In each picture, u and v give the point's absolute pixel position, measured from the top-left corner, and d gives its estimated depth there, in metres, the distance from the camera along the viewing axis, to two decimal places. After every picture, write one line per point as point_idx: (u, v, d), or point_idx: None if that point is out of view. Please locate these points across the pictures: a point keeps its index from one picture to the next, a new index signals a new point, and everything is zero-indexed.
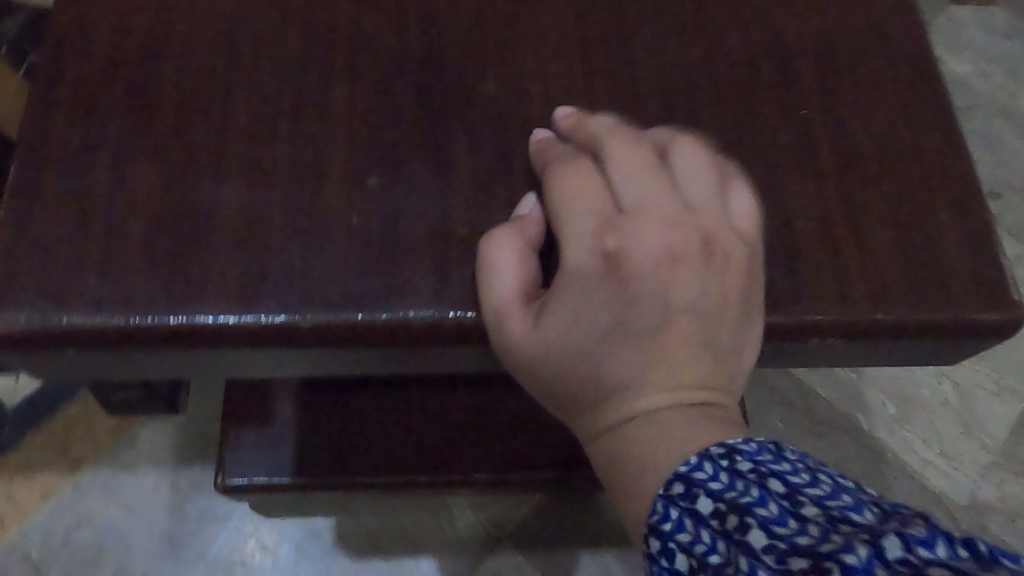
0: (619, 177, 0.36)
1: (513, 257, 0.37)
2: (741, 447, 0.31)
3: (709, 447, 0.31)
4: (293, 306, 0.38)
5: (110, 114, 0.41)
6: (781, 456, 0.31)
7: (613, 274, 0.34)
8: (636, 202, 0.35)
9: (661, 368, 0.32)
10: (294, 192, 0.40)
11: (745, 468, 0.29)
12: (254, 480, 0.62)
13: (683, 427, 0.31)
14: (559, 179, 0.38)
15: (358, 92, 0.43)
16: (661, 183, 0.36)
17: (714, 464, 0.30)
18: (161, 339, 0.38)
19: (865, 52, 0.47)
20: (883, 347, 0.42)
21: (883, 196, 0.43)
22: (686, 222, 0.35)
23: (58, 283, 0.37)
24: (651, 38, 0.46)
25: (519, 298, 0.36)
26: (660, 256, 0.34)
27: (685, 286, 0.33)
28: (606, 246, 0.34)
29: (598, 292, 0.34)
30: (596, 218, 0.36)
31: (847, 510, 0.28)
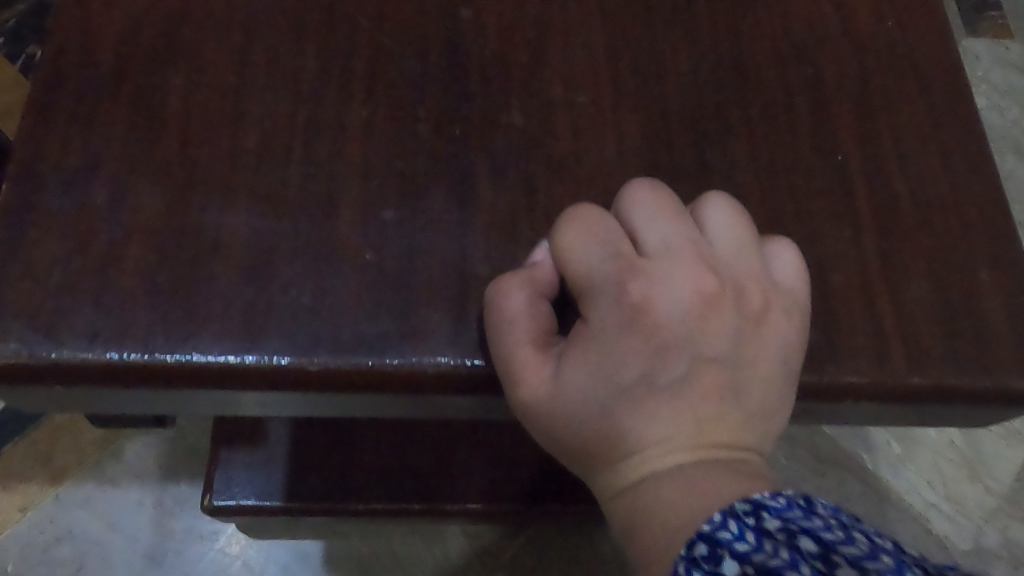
0: (639, 223, 0.34)
1: (525, 302, 0.35)
2: (769, 503, 0.29)
3: (734, 504, 0.29)
4: (299, 347, 0.36)
5: (114, 130, 0.38)
6: (811, 511, 0.29)
7: (639, 322, 0.32)
8: (662, 252, 0.33)
9: (680, 425, 0.31)
10: (307, 222, 0.38)
11: (773, 527, 0.28)
12: (243, 502, 0.59)
13: (705, 484, 0.30)
14: (568, 226, 0.35)
15: (376, 116, 0.40)
16: (688, 235, 0.34)
17: (739, 522, 0.28)
18: (159, 377, 0.35)
19: (903, 93, 0.45)
20: (919, 410, 0.40)
21: (923, 250, 0.41)
22: (717, 275, 0.33)
23: (50, 313, 0.35)
24: (684, 71, 0.44)
25: (530, 343, 0.34)
26: (689, 301, 0.32)
27: (717, 334, 0.32)
28: (630, 291, 0.32)
29: (622, 341, 0.32)
30: (614, 262, 0.33)
31: (886, 571, 0.26)
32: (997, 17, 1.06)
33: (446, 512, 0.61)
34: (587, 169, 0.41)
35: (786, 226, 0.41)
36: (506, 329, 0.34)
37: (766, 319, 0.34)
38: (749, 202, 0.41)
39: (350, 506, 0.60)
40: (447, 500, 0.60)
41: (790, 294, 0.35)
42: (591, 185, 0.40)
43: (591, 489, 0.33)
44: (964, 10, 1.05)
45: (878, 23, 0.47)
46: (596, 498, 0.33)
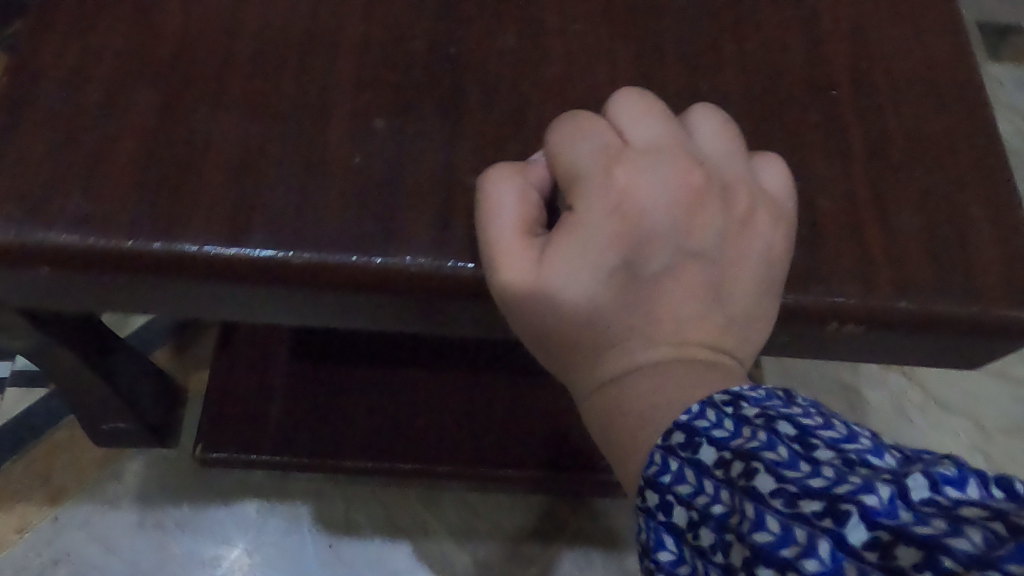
0: (626, 123, 0.34)
1: (513, 196, 0.33)
2: (749, 394, 0.27)
3: (713, 396, 0.28)
4: (284, 242, 0.36)
5: (113, 33, 0.39)
6: (793, 400, 0.27)
7: (623, 210, 0.31)
8: (647, 146, 0.33)
9: (661, 320, 0.30)
10: (297, 126, 0.38)
11: (751, 414, 0.26)
12: (235, 454, 0.62)
13: (685, 381, 0.29)
14: (557, 128, 0.34)
15: (372, 32, 0.41)
16: (674, 136, 0.34)
17: (717, 411, 0.27)
18: (146, 267, 0.35)
19: (897, 37, 0.45)
20: (905, 339, 0.39)
21: (914, 183, 0.41)
22: (702, 172, 0.33)
23: (39, 198, 0.35)
24: (679, 6, 0.44)
25: (517, 231, 0.33)
26: (673, 194, 0.32)
27: (701, 231, 0.31)
28: (614, 179, 0.32)
29: (605, 228, 0.31)
30: (600, 154, 0.33)
31: (866, 453, 0.24)
32: (1019, 42, 1.05)
33: (434, 474, 0.63)
34: (579, 92, 0.41)
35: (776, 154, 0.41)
36: (492, 219, 0.33)
37: (753, 223, 0.33)
38: (740, 129, 0.41)
39: (343, 463, 0.62)
40: (436, 461, 0.62)
41: (776, 203, 0.35)
42: (582, 107, 0.41)
43: (573, 395, 0.33)
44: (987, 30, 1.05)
45: None
46: (577, 404, 0.33)
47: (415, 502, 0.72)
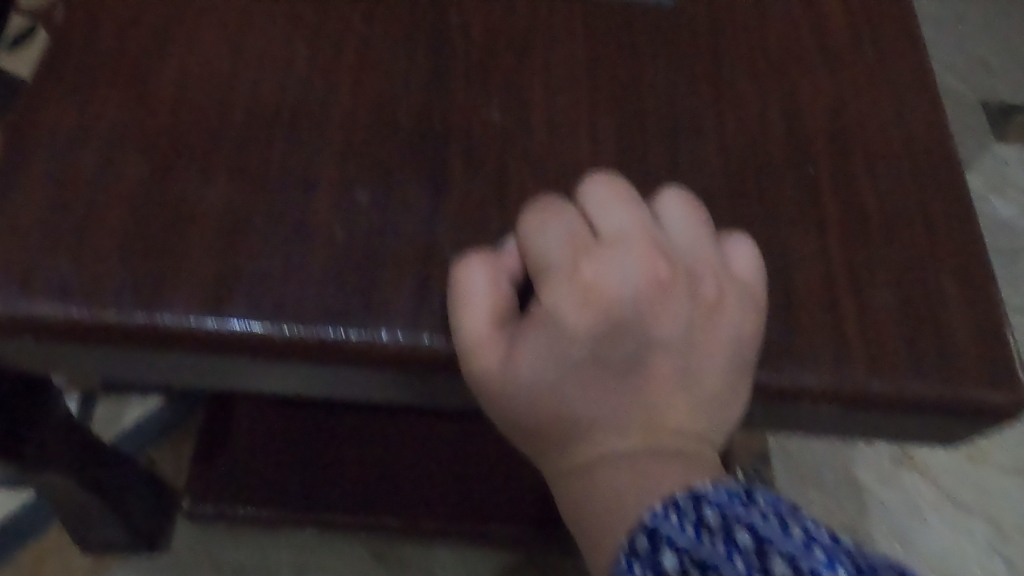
0: (595, 211, 0.35)
1: (487, 282, 0.35)
2: (710, 494, 0.29)
3: (677, 496, 0.29)
4: (265, 315, 0.36)
5: (106, 104, 0.40)
6: (753, 501, 0.29)
7: (592, 303, 0.32)
8: (615, 236, 0.34)
9: (631, 410, 0.32)
10: (282, 197, 0.39)
11: (712, 520, 0.28)
12: (219, 507, 0.62)
13: (655, 473, 0.30)
14: (528, 217, 0.36)
15: (360, 104, 0.42)
16: (643, 223, 0.35)
17: (680, 514, 0.28)
18: (128, 338, 0.36)
19: (875, 114, 0.46)
20: (878, 418, 0.39)
21: (889, 261, 0.42)
22: (670, 261, 0.34)
23: (24, 265, 0.36)
24: (662, 81, 0.46)
25: (490, 322, 0.34)
26: (641, 284, 0.33)
27: (670, 320, 0.33)
28: (581, 275, 0.33)
29: (574, 321, 0.32)
30: (568, 247, 0.34)
31: (817, 566, 0.26)
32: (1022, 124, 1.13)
33: (421, 530, 0.62)
34: (561, 166, 0.42)
35: (755, 230, 0.41)
36: (465, 305, 0.35)
37: (722, 308, 0.34)
38: (719, 205, 0.42)
39: (333, 518, 0.62)
40: (423, 516, 0.62)
41: (746, 285, 0.36)
42: (564, 180, 0.42)
43: (547, 480, 0.34)
44: (992, 117, 1.13)
45: (856, 49, 0.49)
46: (552, 489, 0.34)
47: (404, 555, 0.73)
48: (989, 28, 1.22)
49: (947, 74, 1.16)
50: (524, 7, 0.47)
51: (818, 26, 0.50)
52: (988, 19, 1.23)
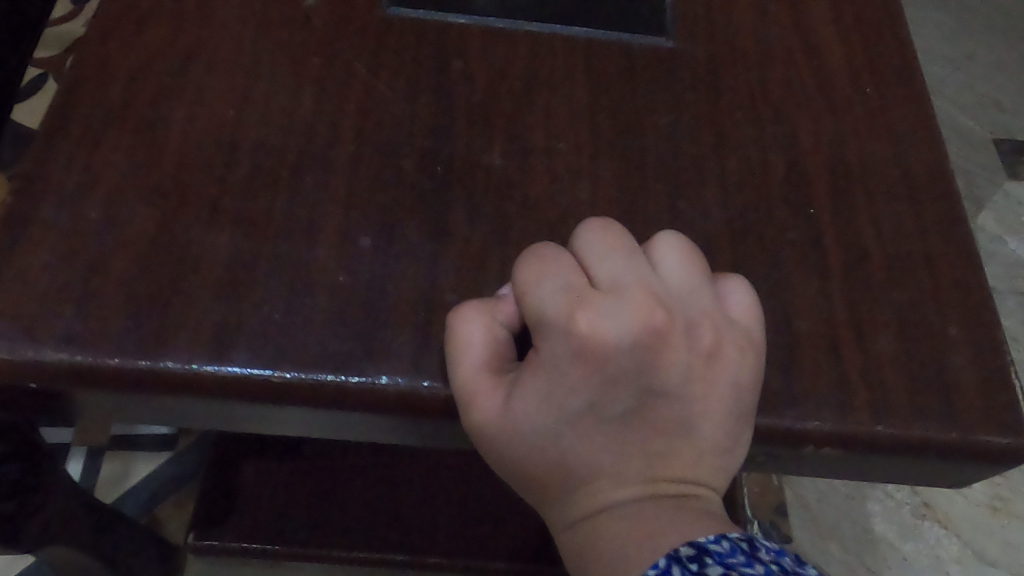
0: (591, 260, 0.37)
1: (485, 333, 0.36)
2: (713, 547, 0.31)
3: (679, 549, 0.31)
4: (267, 360, 0.36)
5: (114, 153, 0.41)
6: (754, 556, 0.31)
7: (590, 355, 0.33)
8: (612, 285, 0.35)
9: (629, 461, 0.34)
10: (286, 243, 0.39)
11: (715, 573, 0.30)
12: (226, 543, 0.61)
13: (654, 522, 0.32)
14: (523, 266, 0.37)
15: (363, 150, 0.43)
16: (639, 270, 0.36)
17: (682, 567, 0.30)
18: (131, 385, 0.36)
19: (875, 154, 0.47)
20: (881, 462, 0.39)
21: (892, 304, 0.41)
22: (668, 309, 0.35)
23: (30, 314, 0.36)
24: (663, 125, 0.46)
25: (487, 371, 0.36)
26: (639, 334, 0.34)
27: (668, 371, 0.34)
28: (579, 325, 0.34)
29: (573, 375, 0.34)
30: (565, 296, 0.35)
31: None
32: None
33: (426, 565, 0.61)
34: (562, 211, 0.42)
35: (755, 272, 0.42)
36: (462, 356, 0.36)
37: (720, 356, 0.35)
38: (719, 248, 0.42)
39: (339, 554, 0.61)
40: (426, 552, 0.62)
41: (744, 331, 0.37)
42: (565, 225, 0.42)
43: (549, 525, 0.36)
44: (1004, 153, 1.13)
45: (857, 90, 0.49)
46: (553, 534, 0.36)
47: None
48: (999, 66, 1.23)
49: (959, 109, 1.17)
50: (526, 52, 0.48)
51: (818, 68, 0.50)
52: (996, 58, 1.24)
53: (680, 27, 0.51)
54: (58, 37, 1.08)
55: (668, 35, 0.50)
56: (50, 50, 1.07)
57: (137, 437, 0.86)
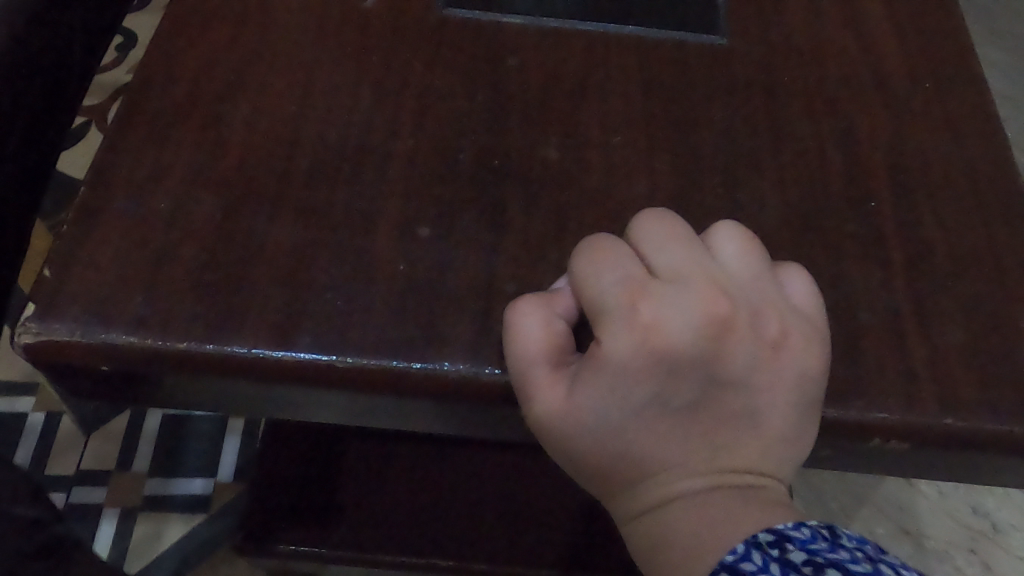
0: (649, 250, 0.36)
1: (541, 324, 0.36)
2: (793, 533, 0.31)
3: (757, 535, 0.31)
4: (329, 345, 0.37)
5: (182, 146, 0.42)
6: (837, 543, 0.31)
7: (654, 345, 0.33)
8: (673, 275, 0.35)
9: (695, 452, 0.34)
10: (345, 231, 0.40)
11: (798, 559, 0.29)
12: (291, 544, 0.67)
13: (723, 511, 0.32)
14: (581, 256, 0.37)
15: (421, 143, 0.44)
16: (700, 261, 0.36)
17: (762, 553, 0.30)
18: (198, 367, 0.37)
19: (935, 147, 0.46)
20: (947, 456, 0.38)
21: (956, 296, 0.41)
22: (732, 299, 0.35)
23: (102, 297, 0.37)
24: (718, 121, 0.46)
25: (548, 361, 0.35)
26: (704, 325, 0.34)
27: (734, 360, 0.34)
28: (642, 316, 0.34)
29: (637, 364, 0.33)
30: (625, 286, 0.35)
31: None
32: None
33: None
34: (617, 203, 0.42)
35: (815, 262, 0.41)
36: (521, 348, 0.36)
37: (786, 345, 0.35)
38: (777, 239, 0.42)
39: None
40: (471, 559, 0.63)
41: (808, 320, 0.37)
42: (622, 216, 0.42)
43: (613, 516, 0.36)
44: None
45: (915, 85, 0.49)
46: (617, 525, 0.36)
47: None
48: None
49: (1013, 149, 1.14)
50: (579, 51, 0.48)
51: (875, 63, 0.50)
52: None
53: (732, 26, 0.51)
54: (108, 84, 1.12)
55: (721, 33, 0.50)
56: (99, 97, 1.11)
57: (170, 499, 0.85)
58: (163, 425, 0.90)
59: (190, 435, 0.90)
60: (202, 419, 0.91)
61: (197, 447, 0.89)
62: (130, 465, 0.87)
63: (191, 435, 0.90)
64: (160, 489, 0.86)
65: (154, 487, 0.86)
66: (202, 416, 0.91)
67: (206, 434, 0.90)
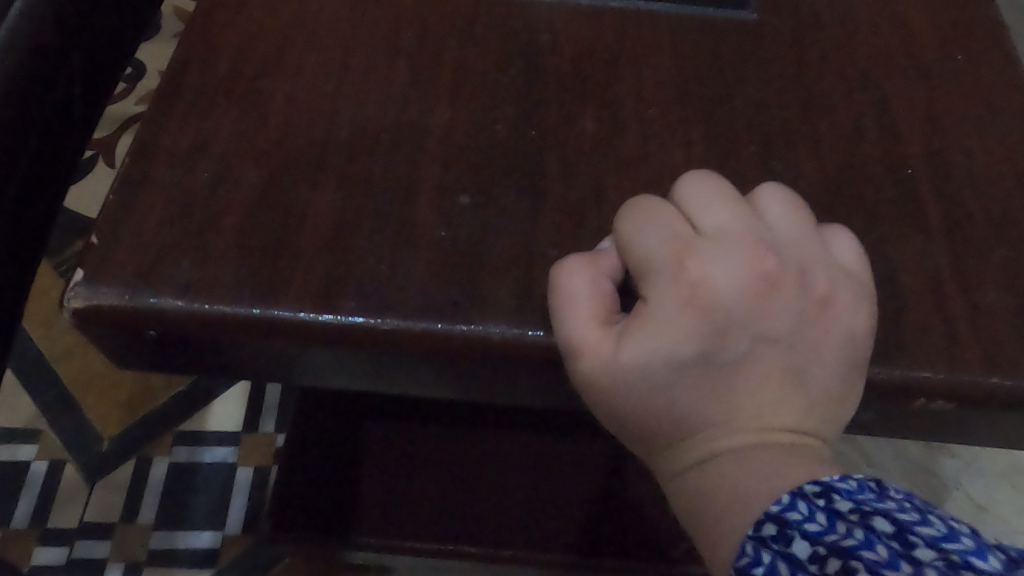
0: (696, 210, 0.37)
1: (588, 283, 0.36)
2: (839, 485, 0.30)
3: (803, 487, 0.30)
4: (373, 308, 0.37)
5: (223, 118, 0.43)
6: (885, 494, 0.30)
7: (700, 300, 0.33)
8: (718, 234, 0.36)
9: (741, 409, 0.33)
10: (386, 199, 0.40)
11: (844, 508, 0.29)
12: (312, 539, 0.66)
13: (768, 465, 0.31)
14: (626, 217, 0.37)
15: (458, 115, 0.44)
16: (745, 221, 0.36)
17: (808, 503, 0.29)
18: (244, 330, 0.37)
19: (969, 115, 0.46)
20: (993, 415, 0.38)
21: (997, 259, 0.41)
22: (778, 257, 0.35)
23: (150, 262, 0.38)
24: (753, 93, 0.46)
25: (594, 319, 0.35)
26: (750, 281, 0.34)
27: (779, 317, 0.34)
28: (689, 272, 0.34)
29: (683, 319, 0.33)
30: (672, 245, 0.35)
31: (967, 553, 0.27)
32: None
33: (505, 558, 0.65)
34: (653, 171, 0.43)
35: (854, 227, 0.41)
36: (568, 307, 0.36)
37: (830, 303, 0.35)
38: (815, 205, 0.42)
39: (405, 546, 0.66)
40: (501, 545, 0.63)
41: (854, 279, 0.37)
42: (659, 184, 0.42)
43: (656, 475, 0.36)
44: None
45: (947, 56, 0.49)
46: (660, 484, 0.35)
47: None
48: None
49: None
50: (611, 27, 0.49)
51: (907, 35, 0.50)
52: None
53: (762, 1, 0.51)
54: (115, 116, 1.09)
55: (750, 9, 0.50)
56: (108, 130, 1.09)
57: (177, 553, 0.80)
58: (170, 474, 0.84)
59: (198, 485, 0.83)
60: (213, 468, 0.84)
61: (205, 498, 0.83)
62: (134, 515, 0.81)
63: (200, 482, 0.83)
64: (166, 542, 0.80)
65: (159, 540, 0.80)
66: (212, 465, 0.85)
67: (214, 485, 0.83)
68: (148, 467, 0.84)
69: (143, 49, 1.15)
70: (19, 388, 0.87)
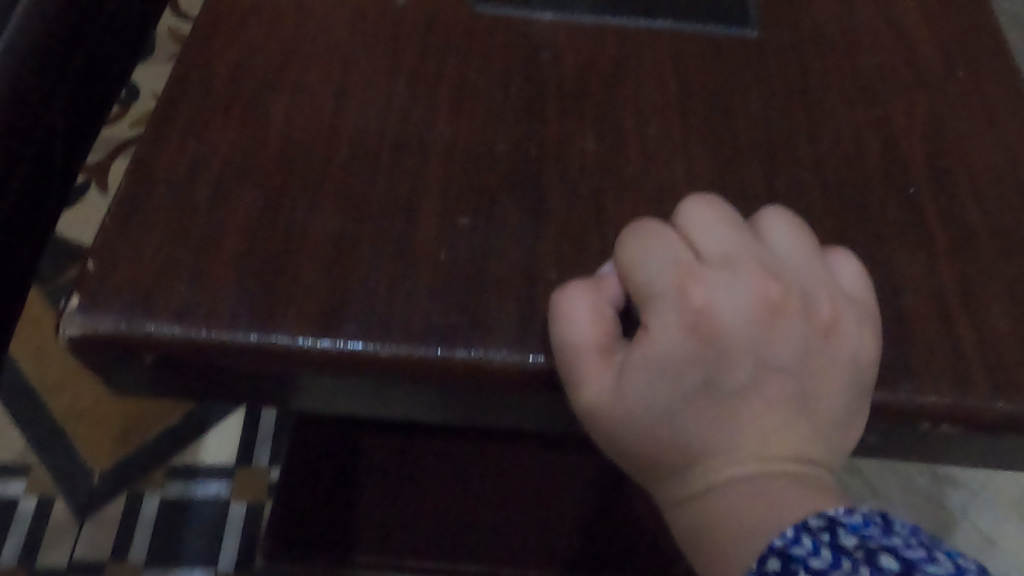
0: (699, 235, 0.36)
1: (590, 307, 0.36)
2: (844, 519, 0.29)
3: (808, 520, 0.30)
4: (372, 333, 0.37)
5: (221, 139, 0.42)
6: (891, 528, 0.29)
7: (704, 326, 0.33)
8: (722, 259, 0.35)
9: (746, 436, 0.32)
10: (386, 221, 0.40)
11: (850, 544, 0.28)
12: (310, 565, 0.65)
13: (772, 495, 0.31)
14: (629, 241, 0.37)
15: (458, 135, 0.44)
16: (749, 245, 0.36)
17: (813, 538, 0.29)
18: (241, 356, 0.37)
19: (973, 132, 0.46)
20: (1000, 439, 0.38)
21: (1003, 279, 0.40)
22: (782, 282, 0.35)
23: (147, 287, 0.37)
24: (755, 111, 0.46)
25: (596, 345, 0.35)
26: (754, 307, 0.34)
27: (784, 343, 0.33)
28: (693, 298, 0.34)
29: (687, 346, 0.33)
30: (676, 269, 0.35)
31: None
32: None
33: None
34: (655, 192, 0.42)
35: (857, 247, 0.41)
36: (570, 333, 0.35)
37: (835, 329, 0.35)
38: (817, 225, 0.42)
39: None
40: (501, 565, 0.62)
41: (858, 304, 0.36)
42: (661, 204, 0.42)
43: (658, 503, 0.35)
44: None
45: (950, 73, 0.48)
46: (662, 512, 0.35)
47: None
48: None
49: None
50: (612, 44, 0.49)
51: (910, 52, 0.49)
52: None
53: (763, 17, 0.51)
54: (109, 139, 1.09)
55: (752, 25, 0.50)
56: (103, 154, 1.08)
57: None
58: (162, 509, 0.83)
59: (190, 520, 0.82)
60: (205, 505, 0.83)
61: (197, 535, 0.81)
62: (126, 553, 0.80)
63: (192, 518, 0.82)
64: None
65: None
66: (204, 501, 0.84)
67: (207, 521, 0.82)
68: (140, 504, 0.83)
69: (139, 71, 1.14)
70: (9, 424, 0.86)
